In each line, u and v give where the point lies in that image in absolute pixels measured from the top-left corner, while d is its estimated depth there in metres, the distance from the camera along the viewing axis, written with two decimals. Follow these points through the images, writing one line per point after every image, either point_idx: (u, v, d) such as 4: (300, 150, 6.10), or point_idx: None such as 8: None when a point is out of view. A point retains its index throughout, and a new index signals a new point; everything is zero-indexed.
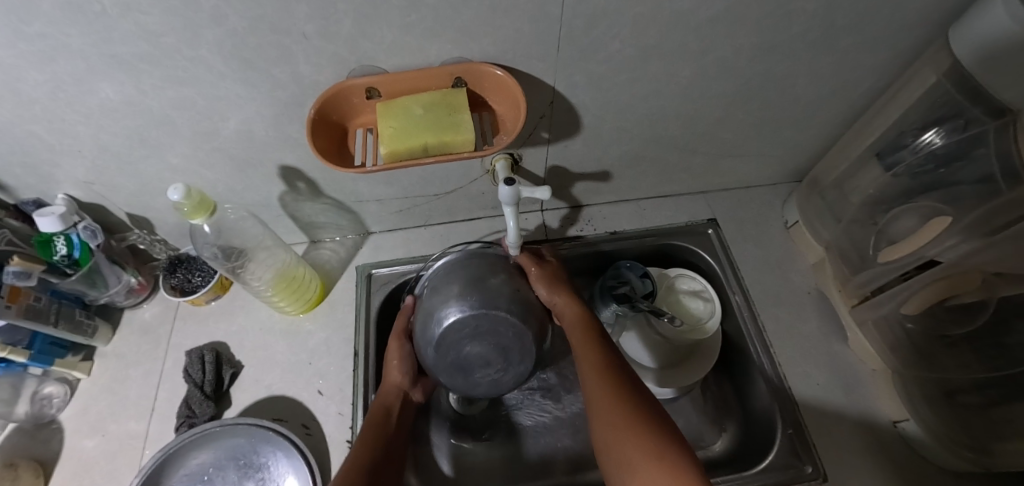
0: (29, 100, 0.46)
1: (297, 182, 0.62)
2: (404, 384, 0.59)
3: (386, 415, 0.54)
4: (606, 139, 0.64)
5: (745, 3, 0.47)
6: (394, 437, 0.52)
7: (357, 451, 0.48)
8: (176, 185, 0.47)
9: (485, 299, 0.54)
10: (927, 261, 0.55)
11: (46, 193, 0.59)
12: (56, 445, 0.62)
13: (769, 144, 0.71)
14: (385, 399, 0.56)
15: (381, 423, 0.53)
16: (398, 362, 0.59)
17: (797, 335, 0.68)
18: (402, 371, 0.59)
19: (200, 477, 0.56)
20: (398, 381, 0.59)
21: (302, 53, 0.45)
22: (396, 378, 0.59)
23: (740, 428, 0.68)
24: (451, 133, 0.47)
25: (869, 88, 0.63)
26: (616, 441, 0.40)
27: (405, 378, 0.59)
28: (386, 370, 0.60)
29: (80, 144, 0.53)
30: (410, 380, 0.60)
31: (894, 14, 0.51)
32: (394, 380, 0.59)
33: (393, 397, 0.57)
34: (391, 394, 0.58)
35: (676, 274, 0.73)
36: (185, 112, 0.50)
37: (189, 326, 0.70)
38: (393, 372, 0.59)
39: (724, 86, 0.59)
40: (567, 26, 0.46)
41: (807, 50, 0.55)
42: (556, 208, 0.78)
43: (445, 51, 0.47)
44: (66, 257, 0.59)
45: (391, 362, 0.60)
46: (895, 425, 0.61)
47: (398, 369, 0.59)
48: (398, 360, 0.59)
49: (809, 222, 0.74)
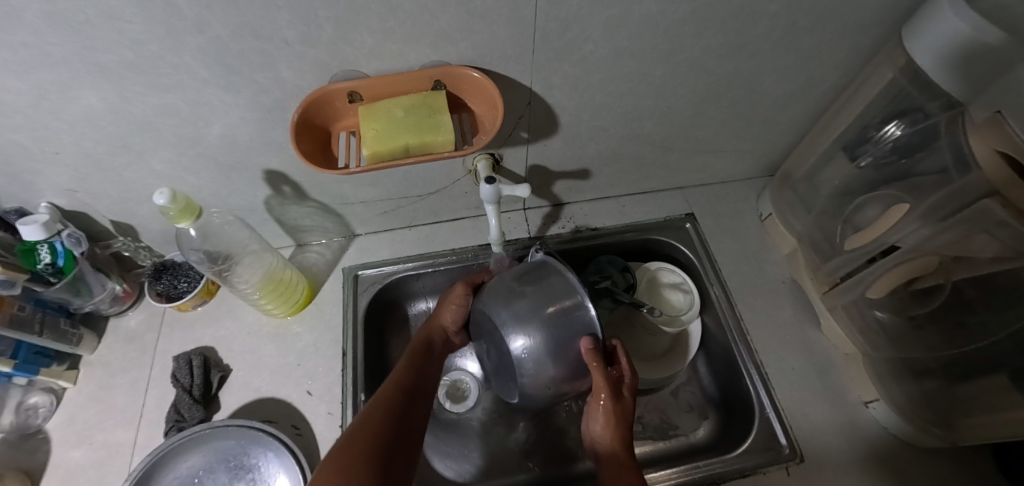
0: (11, 108, 0.47)
1: (282, 186, 0.63)
2: (449, 329, 0.64)
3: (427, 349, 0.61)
4: (584, 138, 0.66)
5: (709, 6, 0.50)
6: (428, 368, 0.59)
7: (396, 375, 0.54)
8: (162, 189, 0.47)
9: (520, 326, 0.51)
10: (888, 247, 0.58)
11: (29, 202, 0.59)
12: (42, 455, 0.62)
13: (742, 139, 0.74)
14: (430, 334, 0.63)
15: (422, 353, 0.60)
16: (454, 309, 0.63)
17: (773, 323, 0.71)
18: (455, 317, 0.64)
19: (191, 480, 0.57)
20: (446, 324, 0.64)
21: (284, 58, 0.46)
22: (446, 319, 0.64)
23: (720, 415, 0.70)
24: (431, 134, 0.48)
25: (833, 85, 0.66)
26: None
27: (452, 325, 0.64)
28: (441, 308, 0.65)
29: (63, 152, 0.53)
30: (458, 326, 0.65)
31: (851, 13, 0.54)
32: (444, 321, 0.64)
33: (436, 335, 0.63)
34: (436, 332, 0.63)
35: (656, 268, 0.75)
36: (168, 118, 0.51)
37: (176, 332, 0.70)
38: (447, 313, 0.64)
39: (695, 85, 0.61)
40: (541, 29, 0.48)
41: (771, 49, 0.58)
42: (539, 206, 0.80)
43: (425, 55, 0.49)
44: (49, 266, 0.60)
45: (450, 304, 0.64)
46: (867, 406, 0.64)
47: (452, 313, 0.64)
48: (456, 306, 0.64)
49: (781, 214, 0.77)
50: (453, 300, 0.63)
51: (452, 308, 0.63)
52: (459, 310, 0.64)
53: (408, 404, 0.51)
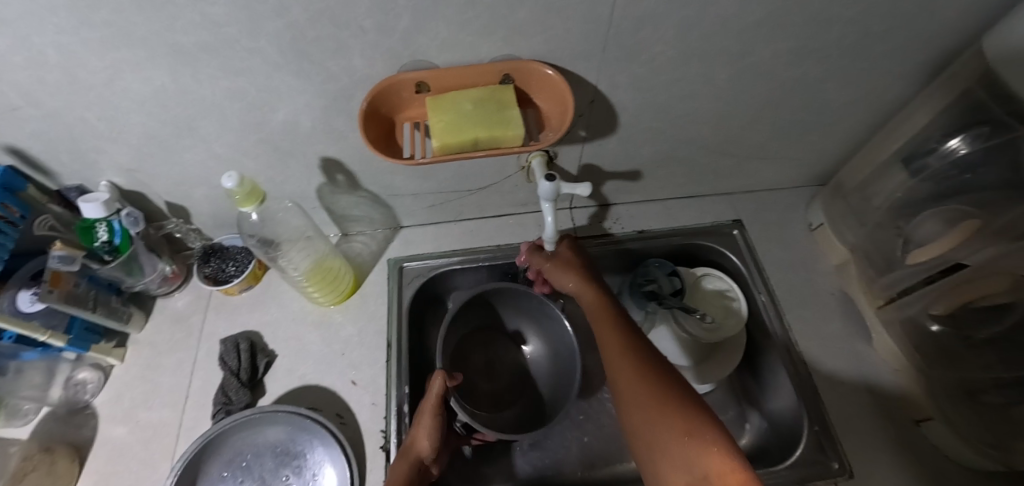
0: (84, 86, 0.46)
1: (337, 174, 0.63)
2: (427, 458, 0.53)
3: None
4: (640, 139, 0.65)
5: (788, 8, 0.48)
6: None
7: None
8: (231, 173, 0.48)
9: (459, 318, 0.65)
10: (953, 265, 0.57)
11: (90, 180, 0.60)
12: (89, 430, 0.63)
13: (797, 146, 0.72)
14: (407, 472, 0.52)
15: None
16: (429, 431, 0.53)
17: (821, 335, 0.70)
18: (430, 441, 0.53)
19: (239, 463, 0.57)
20: (423, 451, 0.53)
21: (358, 47, 0.46)
22: (422, 447, 0.53)
23: (764, 424, 0.69)
24: (502, 128, 0.48)
25: (899, 95, 0.64)
26: (630, 389, 0.44)
27: (430, 453, 0.53)
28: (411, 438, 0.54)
29: (128, 132, 0.53)
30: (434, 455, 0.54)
31: (931, 21, 0.52)
32: (419, 449, 0.53)
33: (413, 470, 0.52)
34: (410, 466, 0.52)
35: (702, 273, 0.74)
36: (235, 103, 0.51)
37: (222, 315, 0.71)
38: (421, 439, 0.53)
39: (758, 91, 0.60)
40: (615, 27, 0.47)
41: (843, 55, 0.56)
42: (584, 206, 0.79)
43: (496, 48, 0.48)
44: (106, 244, 0.60)
45: (421, 427, 0.54)
46: (918, 424, 0.62)
47: (427, 437, 0.53)
48: (429, 429, 0.54)
49: (833, 225, 0.76)
50: (427, 420, 0.54)
51: (427, 430, 0.53)
52: (434, 430, 0.54)
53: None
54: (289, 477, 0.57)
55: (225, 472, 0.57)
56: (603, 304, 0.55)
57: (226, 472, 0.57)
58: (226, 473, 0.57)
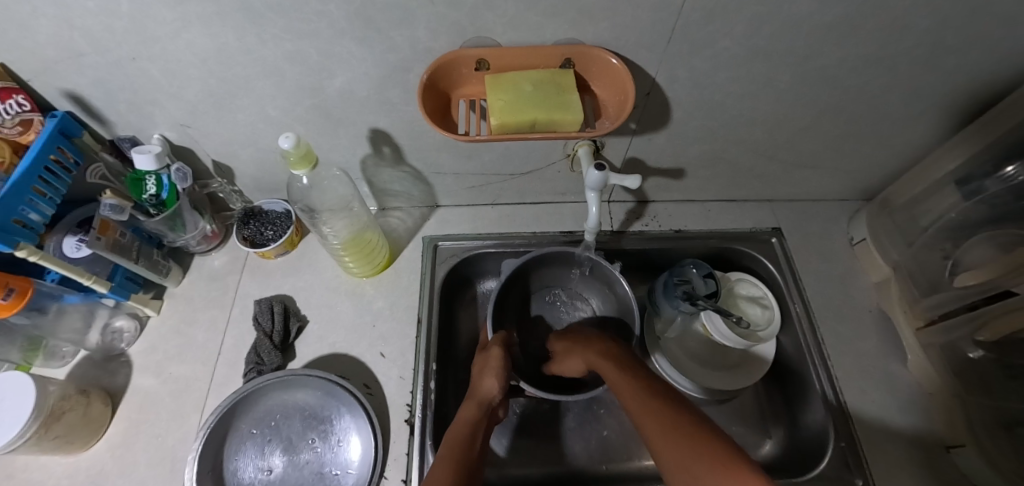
0: (152, 38, 0.47)
1: (383, 146, 0.63)
2: (495, 401, 0.55)
3: (476, 424, 0.51)
4: (690, 136, 0.64)
5: (863, 13, 0.47)
6: (478, 455, 0.48)
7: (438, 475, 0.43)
8: (287, 134, 0.48)
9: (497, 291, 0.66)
10: (1001, 291, 0.56)
11: (142, 132, 0.61)
12: (124, 377, 0.65)
13: (848, 158, 0.71)
14: (475, 409, 0.53)
15: (468, 437, 0.49)
16: (496, 372, 0.56)
17: (855, 352, 0.68)
18: (496, 382, 0.56)
19: (267, 422, 0.58)
20: (489, 393, 0.55)
21: (425, 18, 0.45)
22: (489, 388, 0.56)
23: (787, 435, 0.68)
24: (562, 112, 0.48)
25: (964, 112, 0.62)
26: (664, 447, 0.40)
27: (497, 395, 0.55)
28: (477, 381, 0.57)
29: (186, 87, 0.54)
30: (501, 397, 0.56)
31: (1012, 37, 0.50)
32: (486, 389, 0.56)
33: (479, 406, 0.54)
34: (477, 402, 0.54)
35: (737, 278, 0.73)
36: (296, 65, 0.51)
37: (257, 277, 0.72)
38: (488, 381, 0.56)
39: (818, 96, 0.59)
40: (685, 18, 0.46)
41: (912, 66, 0.55)
42: (623, 200, 0.79)
43: (562, 31, 0.48)
44: (154, 197, 0.61)
45: (488, 370, 0.57)
46: (948, 450, 0.61)
47: (494, 379, 0.56)
48: (495, 370, 0.57)
49: (876, 241, 0.74)
50: (493, 363, 0.57)
51: (494, 370, 0.57)
52: (501, 374, 0.57)
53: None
54: (315, 440, 0.58)
55: (254, 430, 0.58)
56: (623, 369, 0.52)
57: (254, 430, 0.58)
58: (255, 431, 0.58)
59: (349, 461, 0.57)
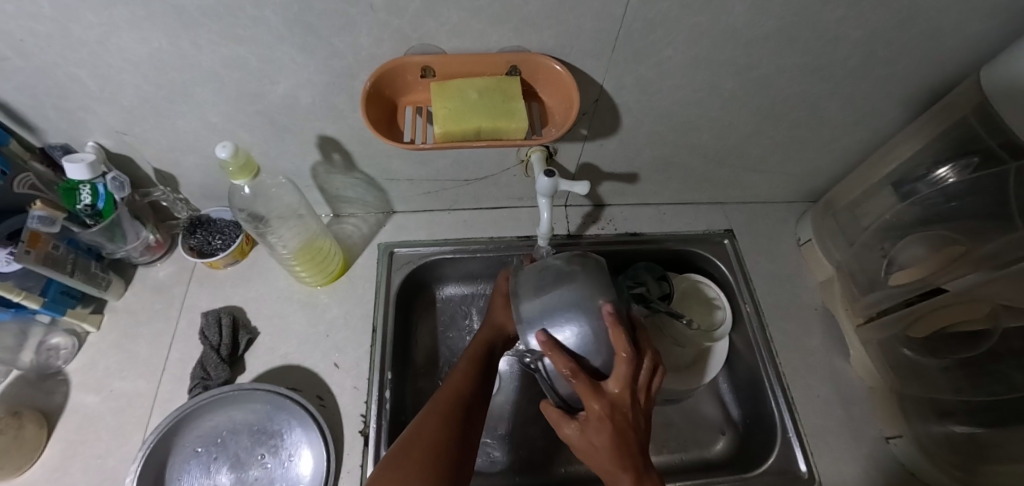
0: (78, 42, 0.45)
1: (333, 153, 0.62)
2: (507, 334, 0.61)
3: (487, 356, 0.57)
4: (641, 142, 0.65)
5: (798, 24, 0.49)
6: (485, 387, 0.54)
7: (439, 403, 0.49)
8: (225, 143, 0.46)
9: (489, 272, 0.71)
10: (932, 288, 0.58)
11: (75, 139, 0.58)
12: (59, 396, 0.61)
13: (793, 161, 0.73)
14: (489, 338, 0.59)
15: (480, 360, 0.56)
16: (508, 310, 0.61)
17: (802, 348, 0.71)
18: (506, 317, 0.61)
19: (214, 439, 0.56)
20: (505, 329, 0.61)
21: (366, 24, 0.44)
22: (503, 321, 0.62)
23: (739, 431, 0.70)
24: (506, 120, 0.48)
25: (898, 118, 0.65)
26: None
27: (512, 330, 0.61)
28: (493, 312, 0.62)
29: (119, 92, 0.51)
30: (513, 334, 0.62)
31: (935, 48, 0.53)
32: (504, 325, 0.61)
33: (495, 339, 0.60)
34: (492, 333, 0.60)
35: (691, 280, 0.75)
36: (234, 71, 0.49)
37: (205, 288, 0.70)
38: (504, 317, 0.61)
39: (761, 102, 0.60)
40: (626, 27, 0.47)
41: (846, 75, 0.57)
42: (579, 204, 0.80)
43: (506, 39, 0.48)
44: (89, 207, 0.59)
45: (504, 305, 0.62)
46: (886, 440, 0.64)
47: (506, 314, 0.61)
48: (507, 308, 0.62)
49: (821, 242, 0.77)
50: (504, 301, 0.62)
51: (507, 310, 0.61)
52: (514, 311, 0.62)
53: (472, 414, 0.50)
54: (265, 456, 0.56)
55: (199, 448, 0.56)
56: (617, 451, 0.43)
57: (199, 448, 0.56)
58: (200, 449, 0.56)
59: (300, 476, 0.55)
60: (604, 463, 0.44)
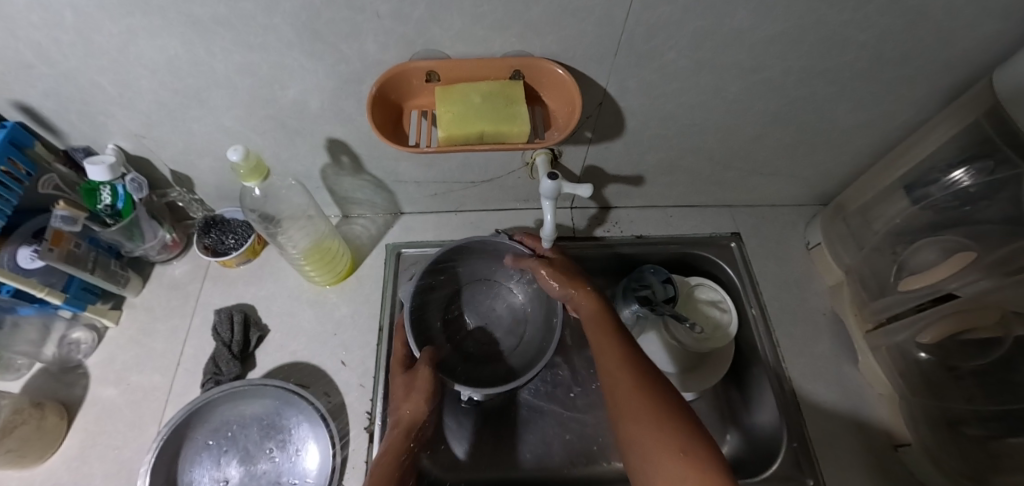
0: (99, 50, 0.47)
1: (342, 156, 0.63)
2: (421, 421, 0.56)
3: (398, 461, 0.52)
4: (646, 145, 0.66)
5: (803, 27, 0.48)
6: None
7: None
8: (236, 146, 0.48)
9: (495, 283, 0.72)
10: (943, 295, 0.57)
11: (96, 142, 0.60)
12: (79, 389, 0.64)
13: (802, 165, 0.73)
14: (401, 437, 0.54)
15: (396, 459, 0.52)
16: (419, 396, 0.55)
17: (809, 353, 0.70)
18: (419, 405, 0.56)
19: (224, 433, 0.58)
20: (415, 414, 0.56)
21: (372, 31, 0.45)
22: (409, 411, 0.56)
23: (744, 436, 0.70)
24: (507, 124, 0.48)
25: (910, 121, 0.64)
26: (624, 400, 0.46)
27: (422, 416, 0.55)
28: (398, 403, 0.56)
29: (138, 98, 0.53)
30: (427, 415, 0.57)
31: (947, 50, 0.52)
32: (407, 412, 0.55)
33: (402, 435, 0.54)
34: (399, 431, 0.54)
35: (696, 283, 0.75)
36: (247, 77, 0.51)
37: (218, 286, 0.72)
38: (409, 407, 0.55)
39: (767, 105, 0.60)
40: (629, 32, 0.47)
41: (854, 78, 0.56)
42: (585, 207, 0.80)
43: (510, 44, 0.49)
44: (108, 208, 0.61)
45: (413, 391, 0.56)
46: (897, 449, 0.63)
47: (414, 404, 0.55)
48: (419, 396, 0.55)
49: (831, 246, 0.76)
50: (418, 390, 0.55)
51: (417, 398, 0.55)
52: (423, 397, 0.56)
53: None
54: (273, 450, 0.58)
55: (210, 441, 0.58)
56: (604, 313, 0.57)
57: (211, 441, 0.58)
58: (211, 442, 0.58)
59: (307, 470, 0.57)
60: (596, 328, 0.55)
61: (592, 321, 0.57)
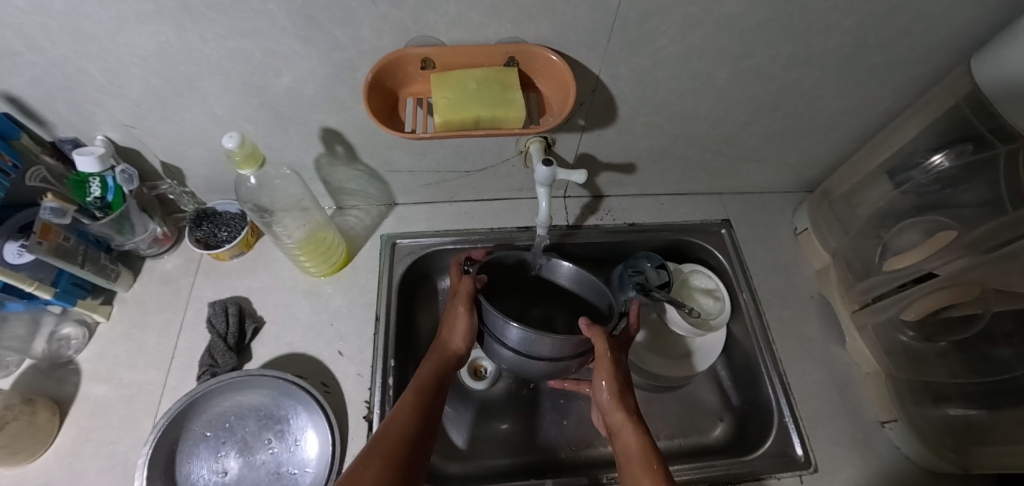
0: (88, 36, 0.46)
1: (336, 145, 0.63)
2: (460, 355, 0.58)
3: (438, 384, 0.54)
4: (638, 132, 0.67)
5: (790, 14, 0.50)
6: (439, 409, 0.53)
7: (394, 422, 0.48)
8: (231, 133, 0.48)
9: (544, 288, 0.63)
10: (925, 274, 0.59)
11: (84, 133, 0.59)
12: (70, 385, 0.63)
13: (789, 151, 0.74)
14: (440, 361, 0.56)
15: (433, 383, 0.53)
16: (465, 329, 0.57)
17: (798, 335, 0.72)
18: (465, 341, 0.58)
19: (222, 424, 0.58)
20: (457, 349, 0.57)
21: (367, 17, 0.46)
22: (457, 344, 0.58)
23: (736, 417, 0.72)
24: (504, 109, 0.49)
25: (892, 106, 0.65)
26: None
27: (463, 351, 0.57)
28: (449, 333, 0.58)
29: (128, 86, 0.53)
30: (468, 352, 0.59)
31: (926, 36, 0.54)
32: (456, 347, 0.57)
33: (447, 363, 0.56)
34: (446, 359, 0.56)
35: (690, 270, 0.77)
36: (240, 64, 0.50)
37: (211, 280, 0.71)
38: (457, 338, 0.57)
39: (754, 92, 0.61)
40: (621, 17, 0.48)
41: (838, 64, 0.58)
42: (578, 195, 0.81)
43: (504, 30, 0.49)
44: (98, 200, 0.60)
45: (458, 325, 0.57)
46: (882, 425, 0.65)
47: (462, 336, 0.57)
48: (466, 329, 0.57)
49: (818, 231, 0.78)
50: (462, 323, 0.56)
51: (463, 331, 0.57)
52: (470, 332, 0.57)
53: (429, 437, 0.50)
54: (272, 441, 0.58)
55: (208, 433, 0.57)
56: (645, 443, 0.50)
57: (208, 433, 0.57)
58: (209, 433, 0.57)
59: (306, 460, 0.57)
60: (631, 460, 0.49)
61: (632, 459, 0.49)
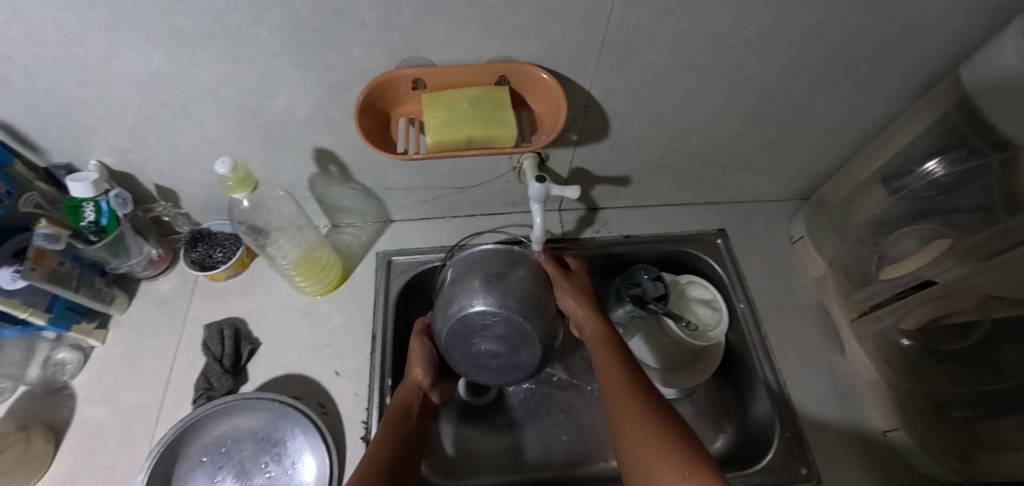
0: (81, 64, 0.46)
1: (330, 165, 0.64)
2: (425, 384, 0.59)
3: (407, 415, 0.54)
4: (631, 145, 0.67)
5: (779, 27, 0.50)
6: (415, 438, 0.53)
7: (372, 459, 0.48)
8: (224, 159, 0.48)
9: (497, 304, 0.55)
10: (924, 281, 0.59)
11: (78, 158, 0.59)
12: (66, 410, 0.62)
13: (782, 161, 0.75)
14: (405, 396, 0.57)
15: (402, 416, 0.54)
16: (422, 357, 0.59)
17: (797, 344, 0.72)
18: (424, 368, 0.59)
19: (218, 448, 0.57)
20: (418, 379, 0.59)
21: (359, 40, 0.46)
22: (417, 375, 0.59)
23: (738, 430, 0.71)
24: (496, 128, 0.49)
25: (884, 115, 0.66)
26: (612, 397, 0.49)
27: (427, 379, 0.59)
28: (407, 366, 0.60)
29: (120, 111, 0.53)
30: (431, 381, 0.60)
31: (915, 46, 0.54)
32: (416, 376, 0.59)
33: (412, 396, 0.57)
34: (410, 393, 0.57)
35: (687, 281, 0.76)
36: (232, 88, 0.51)
37: (207, 301, 0.71)
38: (415, 369, 0.59)
39: (747, 104, 0.62)
40: (611, 35, 0.49)
41: (829, 75, 0.58)
42: (573, 209, 0.81)
43: (495, 50, 0.49)
44: (92, 224, 0.60)
45: (415, 358, 0.59)
46: (885, 433, 0.64)
47: (422, 366, 0.59)
48: (422, 359, 0.59)
49: (814, 239, 0.78)
50: (418, 353, 0.59)
51: (421, 363, 0.59)
52: (427, 360, 0.60)
53: (407, 455, 0.51)
54: (269, 464, 0.57)
55: (204, 458, 0.57)
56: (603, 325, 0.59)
57: (205, 458, 0.57)
58: (205, 458, 0.57)
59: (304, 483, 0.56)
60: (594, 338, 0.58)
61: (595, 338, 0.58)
